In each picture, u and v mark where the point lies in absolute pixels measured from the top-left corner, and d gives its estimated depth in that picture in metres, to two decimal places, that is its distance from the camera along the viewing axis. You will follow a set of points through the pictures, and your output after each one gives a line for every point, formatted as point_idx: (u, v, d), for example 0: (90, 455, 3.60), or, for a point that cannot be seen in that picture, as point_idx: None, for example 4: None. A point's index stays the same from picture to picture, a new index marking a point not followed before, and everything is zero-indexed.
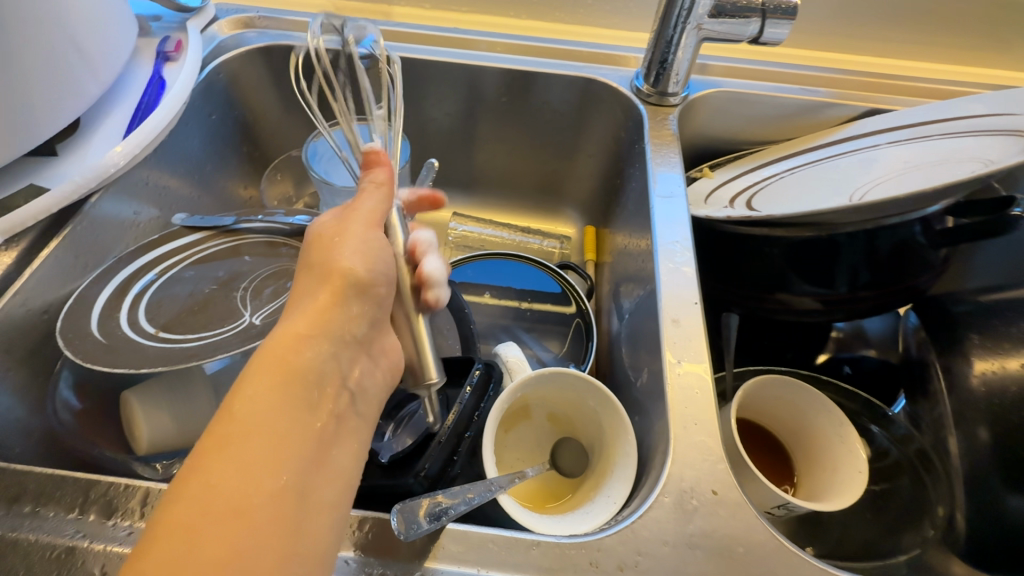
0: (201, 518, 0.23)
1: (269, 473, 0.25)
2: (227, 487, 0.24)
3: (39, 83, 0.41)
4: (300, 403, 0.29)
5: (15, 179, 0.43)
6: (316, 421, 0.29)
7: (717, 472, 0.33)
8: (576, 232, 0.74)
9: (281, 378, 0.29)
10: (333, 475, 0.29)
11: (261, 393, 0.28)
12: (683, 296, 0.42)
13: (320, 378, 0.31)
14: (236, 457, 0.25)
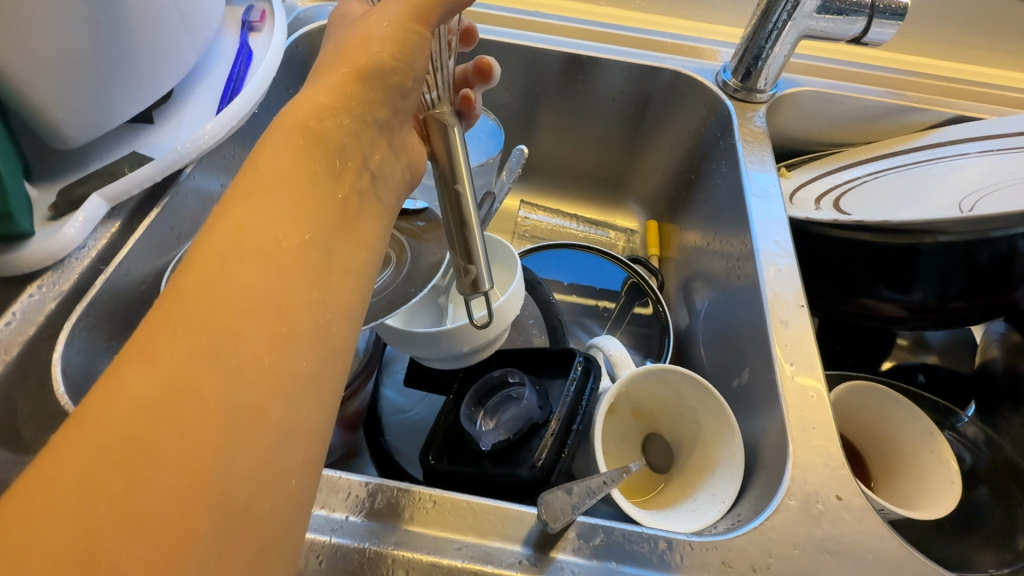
0: (233, 250, 0.26)
1: (295, 226, 0.29)
2: (252, 233, 0.27)
3: (142, 48, 0.40)
4: (322, 173, 0.32)
5: (114, 146, 0.42)
6: (339, 190, 0.33)
7: (842, 479, 0.33)
8: (638, 226, 0.73)
9: (304, 142, 0.32)
10: (355, 241, 0.32)
11: (285, 153, 0.31)
12: (788, 297, 0.43)
13: (342, 151, 0.34)
14: (262, 204, 0.28)
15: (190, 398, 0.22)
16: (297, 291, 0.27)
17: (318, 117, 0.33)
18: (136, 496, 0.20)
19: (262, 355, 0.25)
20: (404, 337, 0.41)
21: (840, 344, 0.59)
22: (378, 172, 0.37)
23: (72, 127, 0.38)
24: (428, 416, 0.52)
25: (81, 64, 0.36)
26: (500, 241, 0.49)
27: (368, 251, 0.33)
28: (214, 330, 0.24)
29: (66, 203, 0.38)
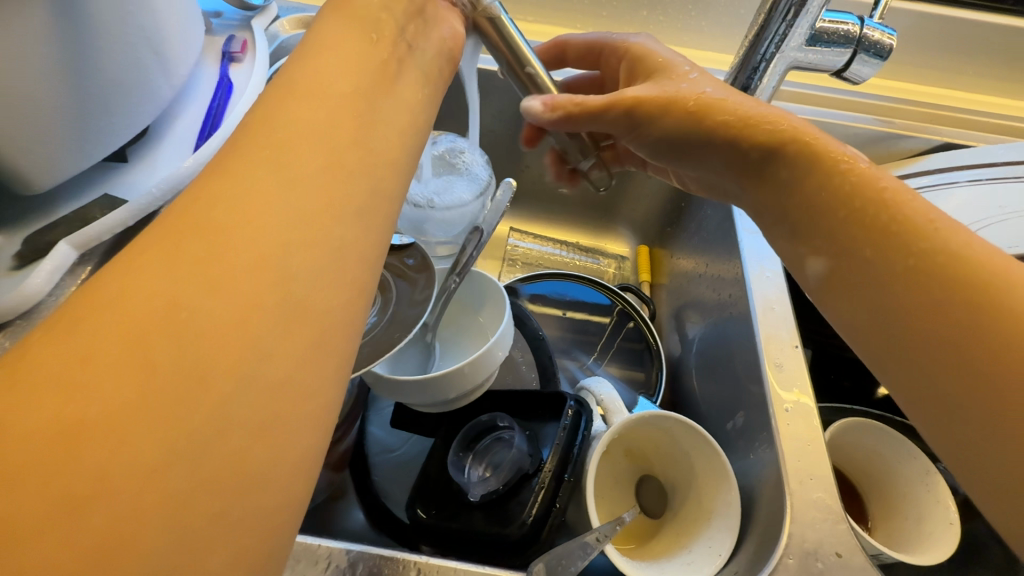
0: (288, 99, 0.24)
1: (336, 83, 0.26)
2: (299, 89, 0.24)
3: (112, 88, 0.38)
4: (362, 40, 0.28)
5: (88, 188, 0.41)
6: (379, 54, 0.29)
7: (841, 534, 0.33)
8: (629, 251, 0.72)
9: (344, 22, 0.29)
10: (399, 99, 0.28)
11: (328, 31, 0.28)
12: (782, 339, 0.42)
13: (377, 26, 0.30)
14: (312, 62, 0.26)
15: (234, 260, 0.20)
16: (341, 139, 0.24)
17: (336, 41, 0.27)
18: (186, 344, 0.18)
19: (295, 234, 0.21)
20: (389, 384, 0.41)
21: (834, 372, 0.58)
22: (408, 71, 0.31)
23: (38, 173, 0.36)
24: (413, 458, 0.50)
25: (45, 107, 0.34)
26: (489, 278, 0.48)
27: (414, 113, 0.29)
28: (268, 159, 0.22)
29: (31, 250, 0.36)
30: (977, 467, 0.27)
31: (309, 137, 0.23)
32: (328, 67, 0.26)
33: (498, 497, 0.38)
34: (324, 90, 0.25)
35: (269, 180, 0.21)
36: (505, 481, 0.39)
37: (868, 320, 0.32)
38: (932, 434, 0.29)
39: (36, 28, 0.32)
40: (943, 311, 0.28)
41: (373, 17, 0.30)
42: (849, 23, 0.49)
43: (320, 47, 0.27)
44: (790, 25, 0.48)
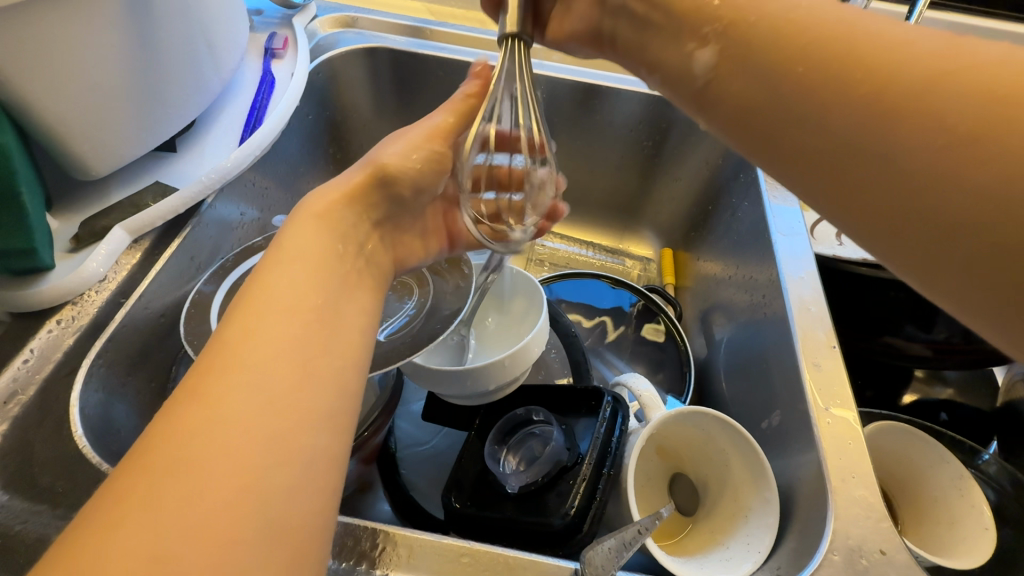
0: (265, 309, 0.28)
1: (311, 293, 0.29)
2: (274, 302, 0.28)
3: (169, 79, 0.39)
4: (333, 249, 0.33)
5: (138, 176, 0.42)
6: (346, 264, 0.33)
7: (885, 532, 0.33)
8: (654, 253, 0.72)
9: (321, 230, 0.33)
10: (360, 304, 0.32)
11: (308, 238, 0.32)
12: (818, 339, 0.42)
13: (349, 239, 0.35)
14: (284, 274, 0.30)
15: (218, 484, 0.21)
16: (308, 350, 0.27)
17: (323, 251, 0.32)
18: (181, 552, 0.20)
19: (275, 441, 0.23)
20: (428, 375, 0.41)
21: (859, 377, 0.58)
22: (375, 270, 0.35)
23: (97, 160, 0.37)
24: (443, 451, 0.51)
25: (109, 95, 0.35)
26: (524, 274, 0.49)
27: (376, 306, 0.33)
28: (246, 373, 0.25)
29: (87, 233, 0.37)
30: (861, 209, 0.25)
31: (280, 351, 0.26)
32: (300, 274, 0.30)
33: (536, 490, 0.39)
34: (297, 300, 0.28)
35: (301, 365, 0.26)
36: (543, 474, 0.39)
37: (751, 99, 0.29)
38: (819, 198, 0.27)
39: (104, 18, 0.33)
40: (796, 61, 0.27)
41: (350, 225, 0.35)
42: None
43: (300, 255, 0.31)
44: None
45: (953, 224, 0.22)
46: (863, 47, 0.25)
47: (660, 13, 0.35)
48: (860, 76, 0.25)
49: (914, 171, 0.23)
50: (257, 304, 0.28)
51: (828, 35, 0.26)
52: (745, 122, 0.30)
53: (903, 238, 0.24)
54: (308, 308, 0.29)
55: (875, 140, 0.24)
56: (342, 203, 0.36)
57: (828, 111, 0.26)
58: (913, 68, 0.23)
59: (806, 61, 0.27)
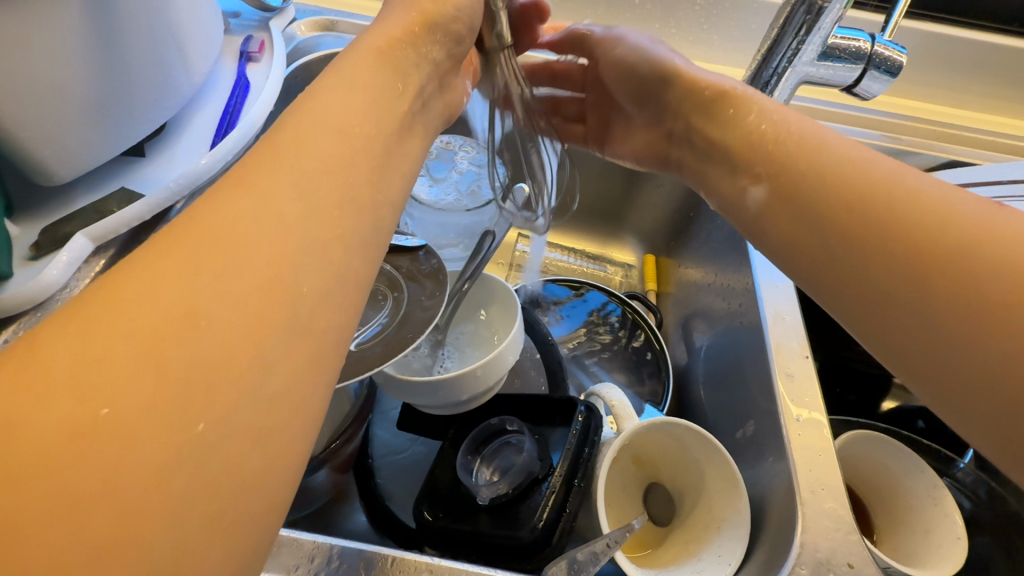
0: (317, 128, 0.25)
1: (365, 117, 0.27)
2: (328, 119, 0.26)
3: (135, 83, 0.39)
4: (388, 85, 0.30)
5: (105, 181, 0.41)
6: (399, 104, 0.30)
7: (853, 545, 0.33)
8: (636, 259, 0.72)
9: (376, 61, 0.30)
10: (405, 156, 0.30)
11: (364, 64, 0.30)
12: (792, 349, 0.42)
13: (406, 76, 0.32)
14: (343, 95, 0.27)
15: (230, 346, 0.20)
16: (354, 180, 0.25)
17: (371, 81, 0.29)
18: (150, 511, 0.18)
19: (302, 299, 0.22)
20: (399, 384, 0.41)
21: (839, 385, 0.58)
22: None
23: (60, 165, 0.37)
24: (419, 459, 0.50)
25: (70, 99, 0.35)
26: (499, 282, 0.49)
27: None
28: (291, 182, 0.23)
29: (49, 241, 0.36)
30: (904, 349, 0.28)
31: (325, 169, 0.24)
32: (353, 99, 0.28)
33: (506, 501, 0.38)
34: (347, 121, 0.26)
35: (344, 201, 0.25)
36: (514, 485, 0.39)
37: (799, 238, 0.33)
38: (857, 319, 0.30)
39: (64, 21, 0.32)
40: (850, 210, 0.31)
41: (411, 67, 0.32)
42: (860, 40, 0.49)
43: (349, 79, 0.29)
44: (801, 41, 0.50)
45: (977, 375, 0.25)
46: (910, 211, 0.29)
47: (713, 146, 0.41)
48: (898, 238, 0.28)
49: (945, 330, 0.26)
50: (300, 145, 0.25)
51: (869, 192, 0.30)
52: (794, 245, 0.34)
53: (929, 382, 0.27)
54: (349, 158, 0.26)
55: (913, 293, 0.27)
56: (401, 41, 0.32)
57: (864, 263, 0.29)
58: (948, 237, 0.27)
59: (852, 215, 0.30)
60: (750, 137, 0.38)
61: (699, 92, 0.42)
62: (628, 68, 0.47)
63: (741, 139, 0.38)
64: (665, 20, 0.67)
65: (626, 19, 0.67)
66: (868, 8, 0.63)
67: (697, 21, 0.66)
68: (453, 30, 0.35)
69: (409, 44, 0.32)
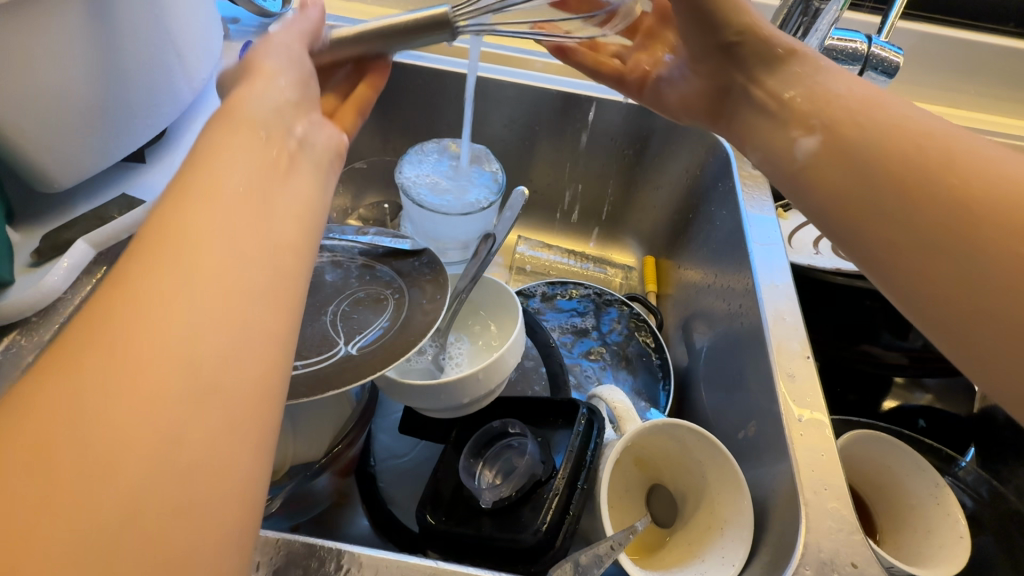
0: (181, 211, 0.24)
1: (227, 183, 0.25)
2: (195, 200, 0.24)
3: (135, 90, 0.39)
4: (251, 141, 0.28)
5: (105, 187, 0.41)
6: (265, 153, 0.28)
7: (856, 545, 0.33)
8: (636, 261, 0.72)
9: (236, 125, 0.28)
10: (289, 195, 0.28)
11: (222, 135, 0.28)
12: (793, 349, 0.42)
13: (266, 126, 0.30)
14: (205, 167, 0.26)
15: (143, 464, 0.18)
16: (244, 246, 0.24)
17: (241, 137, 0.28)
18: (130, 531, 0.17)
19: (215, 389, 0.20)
20: (402, 388, 0.41)
21: (840, 385, 0.58)
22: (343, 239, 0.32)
23: (60, 171, 0.37)
24: (421, 462, 0.50)
25: (70, 105, 0.35)
26: (500, 285, 0.49)
27: None
28: (168, 271, 0.21)
29: (49, 247, 0.36)
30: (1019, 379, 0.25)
31: (205, 245, 0.23)
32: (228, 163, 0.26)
33: (509, 504, 0.38)
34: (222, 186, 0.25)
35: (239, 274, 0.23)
36: (517, 487, 0.39)
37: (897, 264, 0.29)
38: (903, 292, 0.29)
39: (65, 28, 0.33)
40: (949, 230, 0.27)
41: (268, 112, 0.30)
42: (857, 41, 0.49)
43: (210, 148, 0.27)
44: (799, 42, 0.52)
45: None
46: (971, 181, 0.27)
47: (767, 110, 0.39)
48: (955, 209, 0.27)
49: None
50: (198, 194, 0.24)
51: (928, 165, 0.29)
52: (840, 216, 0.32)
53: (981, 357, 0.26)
54: (237, 203, 0.25)
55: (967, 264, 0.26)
56: (251, 98, 0.31)
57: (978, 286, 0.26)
58: (1005, 208, 0.26)
59: (910, 185, 0.29)
60: (818, 96, 0.36)
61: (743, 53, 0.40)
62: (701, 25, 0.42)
63: (800, 101, 0.36)
64: None
65: None
66: (864, 10, 0.64)
67: None
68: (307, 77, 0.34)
69: (258, 98, 0.31)
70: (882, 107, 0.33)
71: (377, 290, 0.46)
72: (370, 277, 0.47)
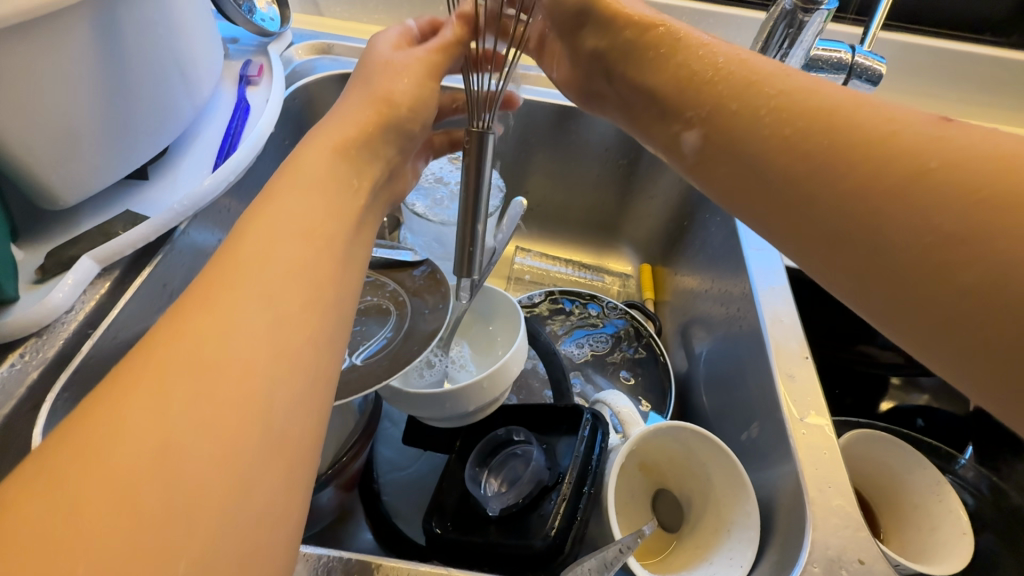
0: (252, 251, 0.27)
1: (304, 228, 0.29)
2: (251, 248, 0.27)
3: (140, 109, 0.39)
4: (333, 187, 0.32)
5: (109, 204, 0.41)
6: (344, 200, 0.33)
7: (863, 542, 0.34)
8: (632, 269, 0.73)
9: (328, 168, 0.33)
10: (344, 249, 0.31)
11: (313, 170, 0.32)
12: (791, 350, 0.43)
13: (356, 167, 0.35)
14: (283, 209, 0.29)
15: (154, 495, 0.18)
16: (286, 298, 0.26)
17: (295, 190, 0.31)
18: None
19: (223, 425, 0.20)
20: (406, 398, 0.41)
21: (838, 387, 0.59)
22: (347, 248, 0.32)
23: (64, 188, 0.37)
24: (426, 473, 0.50)
25: (76, 124, 0.35)
26: (501, 294, 0.49)
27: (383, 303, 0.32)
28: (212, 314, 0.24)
29: (54, 263, 0.36)
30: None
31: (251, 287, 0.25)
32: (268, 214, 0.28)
33: (517, 510, 0.38)
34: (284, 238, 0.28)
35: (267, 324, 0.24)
36: (524, 494, 0.39)
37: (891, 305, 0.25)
38: (812, 259, 0.28)
39: (76, 50, 0.33)
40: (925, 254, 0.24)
41: (361, 148, 0.36)
42: (841, 51, 0.52)
43: (283, 190, 0.30)
44: (785, 54, 0.52)
45: (944, 304, 0.23)
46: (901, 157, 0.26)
47: (642, 91, 0.39)
48: (843, 168, 0.26)
49: None
50: (260, 237, 0.27)
51: (814, 120, 0.28)
52: (743, 186, 0.32)
53: (896, 311, 0.25)
54: (284, 255, 0.27)
55: (864, 226, 0.26)
56: (354, 140, 0.35)
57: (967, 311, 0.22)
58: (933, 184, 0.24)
59: (794, 154, 0.29)
60: (688, 64, 0.35)
61: (621, 32, 0.40)
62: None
63: (672, 79, 0.36)
64: None
65: None
66: (846, 21, 0.66)
67: None
68: (405, 128, 0.39)
69: (360, 134, 0.36)
70: (750, 66, 0.32)
71: (378, 301, 0.46)
72: (371, 288, 0.47)
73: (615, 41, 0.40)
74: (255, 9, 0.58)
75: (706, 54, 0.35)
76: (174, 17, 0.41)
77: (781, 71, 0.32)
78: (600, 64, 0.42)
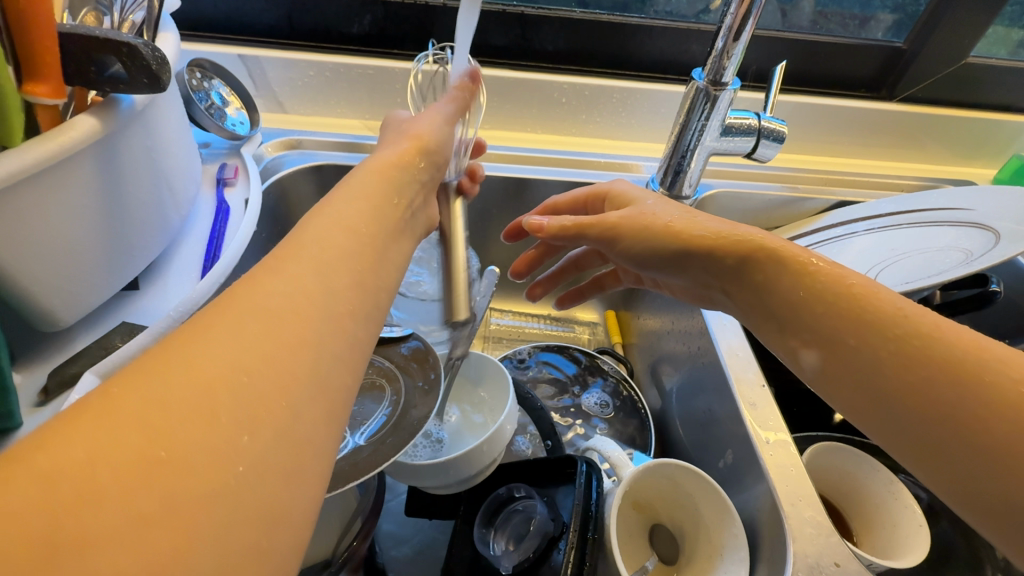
0: None
1: None
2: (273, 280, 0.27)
3: (136, 228, 0.42)
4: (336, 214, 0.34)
5: (104, 320, 0.43)
6: None
7: (835, 546, 0.39)
8: (599, 316, 0.79)
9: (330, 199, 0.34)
10: None
11: None
12: (750, 381, 0.48)
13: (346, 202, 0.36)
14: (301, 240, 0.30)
15: None
16: None
17: None
18: None
19: None
20: (410, 471, 0.43)
21: (796, 405, 0.65)
22: None
23: (65, 312, 0.38)
24: (432, 542, 0.52)
25: (81, 253, 0.37)
26: (489, 359, 0.53)
27: None
28: None
29: (56, 383, 0.37)
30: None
31: None
32: None
33: (529, 564, 0.41)
34: None
35: None
36: (532, 548, 0.42)
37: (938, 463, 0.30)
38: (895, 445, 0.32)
39: (85, 185, 0.36)
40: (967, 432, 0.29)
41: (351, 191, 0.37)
42: (749, 118, 0.62)
43: None
44: (705, 121, 0.60)
45: (977, 470, 0.29)
46: (926, 349, 0.32)
47: (761, 308, 0.40)
48: (963, 420, 0.29)
49: None
50: None
51: (903, 351, 0.32)
52: (855, 397, 0.34)
53: (935, 464, 0.31)
54: None
55: (983, 467, 0.29)
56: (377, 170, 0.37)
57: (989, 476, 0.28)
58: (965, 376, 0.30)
59: (866, 344, 0.34)
60: (785, 302, 0.38)
61: (721, 261, 0.41)
62: (653, 248, 0.44)
63: (786, 303, 0.38)
64: (589, 111, 0.78)
65: (557, 112, 0.78)
66: (749, 88, 0.78)
67: (616, 109, 0.78)
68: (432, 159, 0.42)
69: (400, 165, 0.38)
70: (856, 308, 0.35)
71: (370, 378, 0.49)
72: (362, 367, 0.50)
73: (717, 270, 0.42)
74: (226, 115, 0.62)
75: (812, 279, 0.37)
76: (161, 140, 0.44)
77: (877, 320, 0.34)
78: (721, 280, 0.42)
